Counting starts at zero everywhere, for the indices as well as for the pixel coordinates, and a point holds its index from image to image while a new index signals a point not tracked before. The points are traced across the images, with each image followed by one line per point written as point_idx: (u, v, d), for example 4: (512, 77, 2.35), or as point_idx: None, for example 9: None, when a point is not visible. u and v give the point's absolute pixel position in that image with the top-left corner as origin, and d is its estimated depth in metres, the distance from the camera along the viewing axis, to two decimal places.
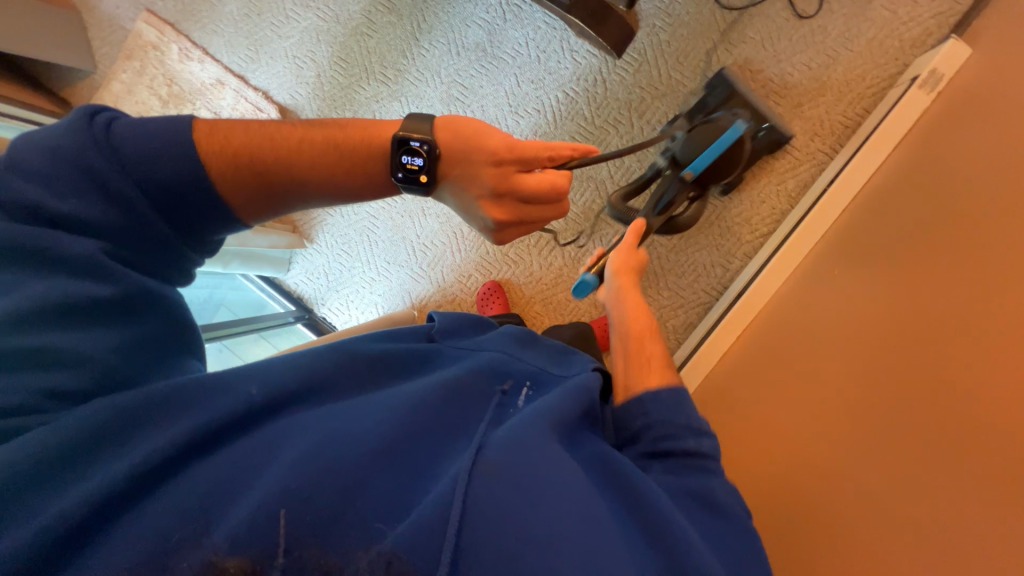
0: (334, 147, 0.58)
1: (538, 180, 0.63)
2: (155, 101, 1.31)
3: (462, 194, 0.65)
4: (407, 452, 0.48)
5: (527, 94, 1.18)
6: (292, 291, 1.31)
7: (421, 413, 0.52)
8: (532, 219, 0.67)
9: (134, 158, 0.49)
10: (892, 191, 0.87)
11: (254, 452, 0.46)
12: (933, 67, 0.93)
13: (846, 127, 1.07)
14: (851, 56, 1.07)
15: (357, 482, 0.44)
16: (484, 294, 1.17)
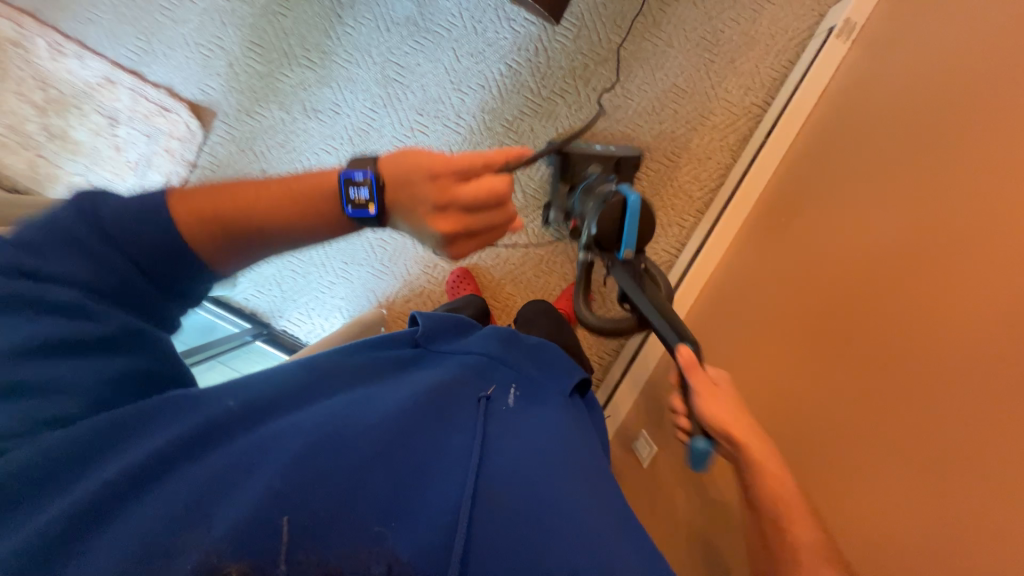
0: (313, 189, 0.49)
1: (476, 183, 0.48)
2: (29, 110, 1.09)
3: (406, 225, 0.50)
4: (406, 450, 0.46)
5: (468, 69, 1.13)
6: (243, 307, 1.22)
7: (418, 405, 0.50)
8: (486, 230, 0.51)
9: (105, 216, 0.43)
10: (822, 139, 0.94)
11: (244, 451, 0.42)
12: (849, 17, 0.99)
13: (775, 80, 1.13)
14: (774, 9, 1.11)
15: (355, 487, 0.41)
16: (453, 282, 1.15)
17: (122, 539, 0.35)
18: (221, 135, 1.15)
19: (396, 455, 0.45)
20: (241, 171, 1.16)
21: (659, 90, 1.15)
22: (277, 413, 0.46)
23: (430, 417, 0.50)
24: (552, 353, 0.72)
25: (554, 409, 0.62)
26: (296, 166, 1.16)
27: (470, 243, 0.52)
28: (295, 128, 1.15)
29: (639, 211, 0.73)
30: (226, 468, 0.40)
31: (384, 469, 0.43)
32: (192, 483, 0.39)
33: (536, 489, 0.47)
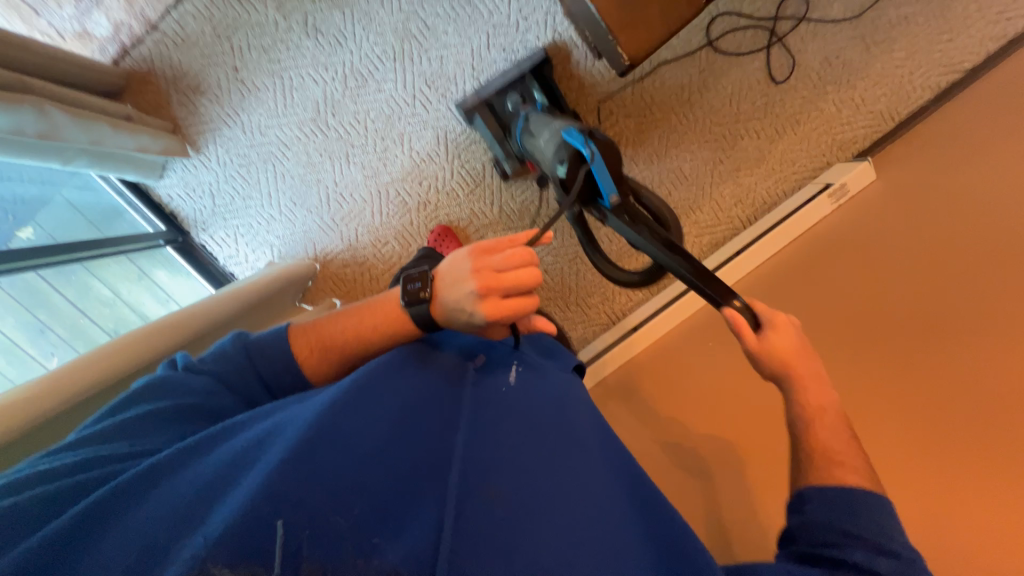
0: (359, 323, 0.61)
1: (507, 252, 0.55)
2: None
3: (449, 299, 0.55)
4: (410, 449, 0.45)
5: (495, 63, 1.04)
6: (164, 206, 1.09)
7: (412, 413, 0.48)
8: (519, 289, 0.54)
9: (262, 345, 0.58)
10: (774, 283, 0.97)
11: (241, 454, 0.42)
12: (845, 182, 1.04)
13: (765, 204, 1.17)
14: (793, 138, 1.15)
15: (352, 484, 0.39)
16: (435, 238, 1.09)
17: (123, 536, 0.35)
18: (196, 8, 0.99)
19: (398, 453, 0.44)
20: (207, 57, 1.01)
21: (663, 166, 1.15)
22: (279, 414, 0.47)
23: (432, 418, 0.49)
24: (552, 346, 0.74)
25: (563, 388, 0.63)
26: (273, 80, 1.03)
27: (511, 301, 0.54)
28: (287, 39, 1.01)
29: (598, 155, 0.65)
30: (223, 467, 0.41)
31: (383, 466, 0.42)
32: (189, 486, 0.39)
33: (544, 492, 0.45)
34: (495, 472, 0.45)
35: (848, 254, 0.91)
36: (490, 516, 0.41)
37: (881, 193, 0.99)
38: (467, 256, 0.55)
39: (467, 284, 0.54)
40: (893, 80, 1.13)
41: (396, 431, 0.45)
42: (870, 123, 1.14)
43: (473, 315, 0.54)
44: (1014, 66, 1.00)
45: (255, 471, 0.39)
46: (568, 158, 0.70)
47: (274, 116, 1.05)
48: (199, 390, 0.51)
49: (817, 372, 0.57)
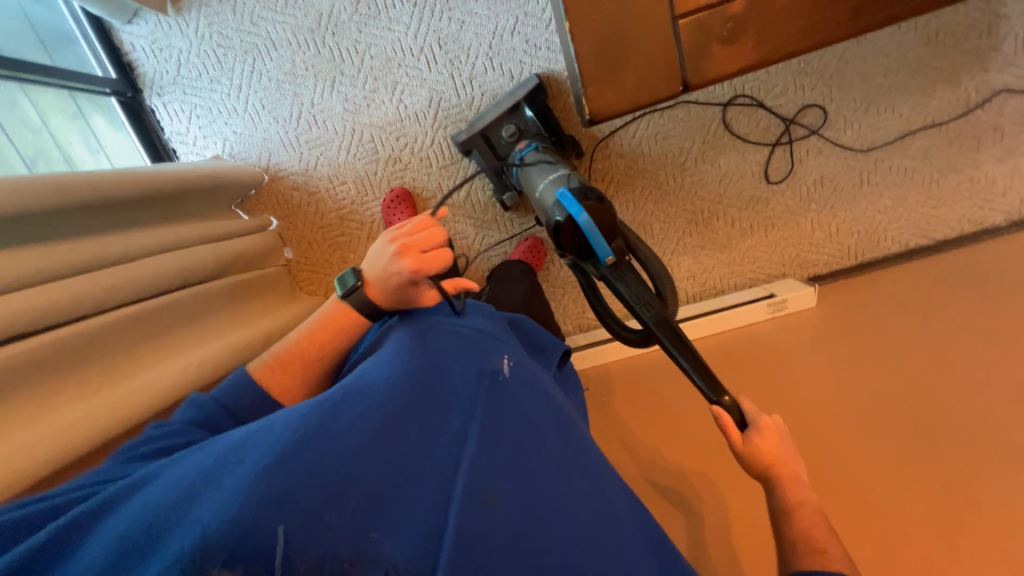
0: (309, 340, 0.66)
1: (414, 224, 0.63)
2: None
3: (381, 270, 0.61)
4: (394, 439, 0.45)
5: (512, 49, 1.00)
6: (124, 54, 1.02)
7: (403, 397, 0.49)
8: (430, 243, 0.61)
9: (230, 401, 0.61)
10: None
11: (223, 459, 0.44)
12: (786, 298, 1.07)
13: (714, 289, 1.20)
14: (763, 239, 1.17)
15: (344, 478, 0.41)
16: (392, 198, 1.06)
17: (104, 542, 0.40)
18: None
19: (384, 444, 0.44)
20: None
21: (636, 217, 1.15)
22: (263, 420, 0.48)
23: (416, 408, 0.48)
24: (536, 332, 0.75)
25: (545, 376, 0.66)
26: None
27: (433, 256, 0.60)
28: None
29: (593, 224, 0.70)
30: (211, 468, 0.43)
31: (368, 462, 0.42)
32: (165, 491, 0.43)
33: (536, 495, 0.45)
34: (489, 471, 0.45)
35: (754, 367, 0.95)
36: (483, 513, 0.41)
37: (811, 321, 1.03)
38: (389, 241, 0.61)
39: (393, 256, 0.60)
40: (873, 223, 1.16)
41: (380, 424, 0.45)
42: (834, 253, 1.17)
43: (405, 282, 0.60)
44: (974, 256, 1.05)
45: (237, 477, 0.41)
46: (563, 223, 0.72)
47: (273, 10, 0.99)
48: (170, 430, 0.56)
49: (799, 470, 0.58)
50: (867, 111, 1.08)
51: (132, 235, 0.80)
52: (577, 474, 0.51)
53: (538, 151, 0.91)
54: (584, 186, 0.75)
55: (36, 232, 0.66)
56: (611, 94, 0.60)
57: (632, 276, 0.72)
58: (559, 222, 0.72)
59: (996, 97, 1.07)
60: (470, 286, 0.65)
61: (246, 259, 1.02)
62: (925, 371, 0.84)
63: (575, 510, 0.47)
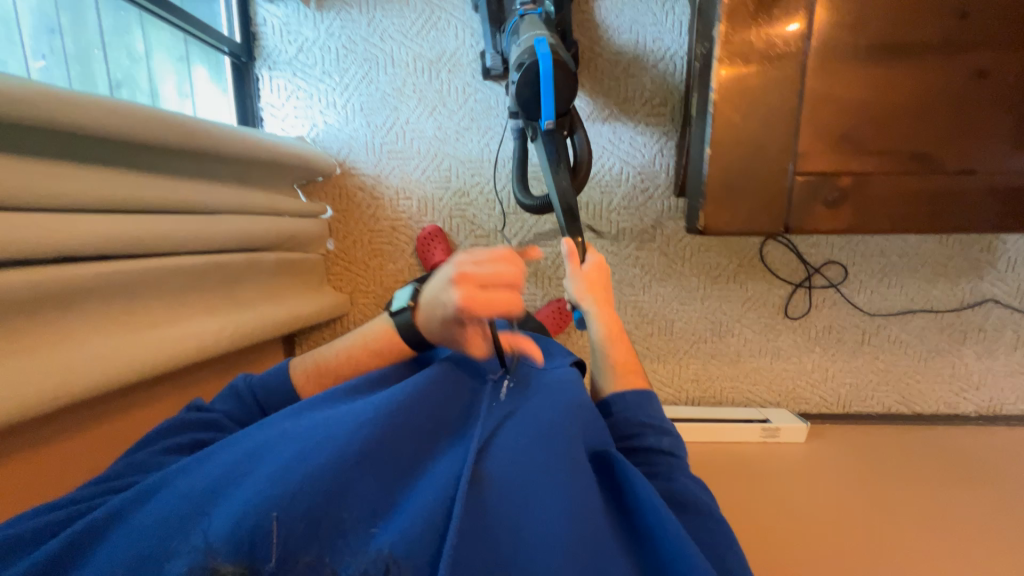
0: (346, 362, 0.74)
1: (484, 255, 0.63)
2: None
3: (439, 294, 0.65)
4: (389, 449, 0.53)
5: (599, 135, 1.13)
6: (252, 24, 1.08)
7: (398, 415, 0.56)
8: (491, 280, 0.60)
9: (270, 400, 0.70)
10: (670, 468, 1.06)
11: (229, 469, 0.50)
12: (779, 428, 1.14)
13: (711, 399, 1.27)
14: (766, 367, 1.25)
15: (349, 480, 0.48)
16: (427, 236, 1.12)
17: (124, 542, 0.45)
18: None
19: (379, 450, 0.52)
20: None
21: (661, 311, 1.22)
22: (265, 434, 0.55)
23: (407, 421, 0.56)
24: (548, 344, 0.81)
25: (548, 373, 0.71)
26: (425, 8, 1.06)
27: (492, 296, 0.60)
28: None
29: (551, 72, 0.83)
30: (224, 475, 0.50)
31: (367, 465, 0.50)
32: (177, 496, 0.48)
33: (514, 491, 0.50)
34: (473, 473, 0.51)
35: (735, 489, 1.03)
36: (467, 499, 0.49)
37: (794, 458, 1.11)
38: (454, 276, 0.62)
39: (454, 288, 0.61)
40: (863, 382, 1.26)
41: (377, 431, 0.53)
42: (824, 399, 1.27)
43: (459, 317, 0.63)
44: (942, 440, 1.17)
45: (245, 488, 0.47)
46: (525, 65, 0.84)
47: (403, 33, 1.07)
48: (217, 425, 0.66)
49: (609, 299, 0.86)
50: (880, 282, 1.22)
51: (227, 189, 0.86)
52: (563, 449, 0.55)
53: (539, 17, 0.92)
54: (558, 46, 0.87)
55: (129, 159, 0.70)
56: (723, 214, 0.64)
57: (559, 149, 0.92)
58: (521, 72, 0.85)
59: (984, 304, 1.22)
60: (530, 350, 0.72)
61: (296, 241, 1.03)
62: (884, 532, 0.92)
63: (555, 486, 0.51)
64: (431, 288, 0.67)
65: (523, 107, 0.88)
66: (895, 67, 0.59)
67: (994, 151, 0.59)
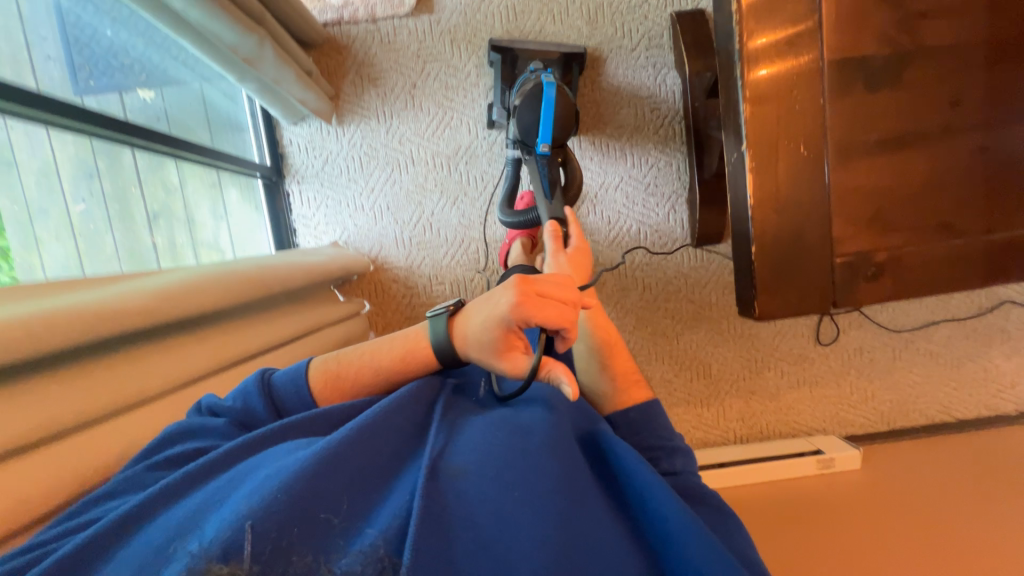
0: None
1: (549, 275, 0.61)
2: None
3: (486, 297, 0.59)
4: (369, 452, 0.48)
5: (614, 201, 1.20)
6: (281, 146, 1.16)
7: (382, 416, 0.52)
8: (551, 291, 0.56)
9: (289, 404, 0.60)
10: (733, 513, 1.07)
11: (212, 491, 0.44)
12: (834, 456, 1.16)
13: (759, 434, 1.29)
14: (808, 395, 1.29)
15: (331, 486, 0.43)
16: None
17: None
18: (416, 27, 1.11)
19: (358, 455, 0.47)
20: (399, 65, 1.12)
21: (698, 356, 1.25)
22: (251, 456, 0.50)
23: (389, 422, 0.52)
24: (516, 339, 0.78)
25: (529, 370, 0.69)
26: (438, 110, 1.14)
27: (548, 307, 0.55)
28: (469, 90, 1.14)
29: (553, 103, 0.93)
30: (206, 497, 0.44)
31: (345, 468, 0.45)
32: (162, 522, 0.42)
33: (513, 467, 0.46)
34: (459, 459, 0.47)
35: (805, 525, 1.02)
36: (452, 491, 0.44)
37: (855, 485, 1.12)
38: (510, 281, 0.57)
39: (509, 289, 0.56)
40: (903, 396, 1.29)
41: (356, 432, 0.49)
42: (869, 418, 1.29)
43: (502, 323, 0.55)
44: (998, 443, 1.18)
45: (226, 503, 0.42)
46: (529, 95, 0.94)
47: (419, 134, 1.15)
48: (218, 431, 0.56)
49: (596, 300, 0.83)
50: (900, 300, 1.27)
51: (303, 311, 0.95)
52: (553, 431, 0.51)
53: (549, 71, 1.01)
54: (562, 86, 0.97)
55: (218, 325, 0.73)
56: (775, 302, 0.60)
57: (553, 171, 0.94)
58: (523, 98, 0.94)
59: (1003, 305, 1.27)
60: (567, 376, 0.53)
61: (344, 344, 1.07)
62: (966, 548, 0.91)
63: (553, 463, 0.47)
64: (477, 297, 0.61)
65: (522, 131, 0.95)
66: (904, 154, 0.58)
67: (1013, 217, 0.60)
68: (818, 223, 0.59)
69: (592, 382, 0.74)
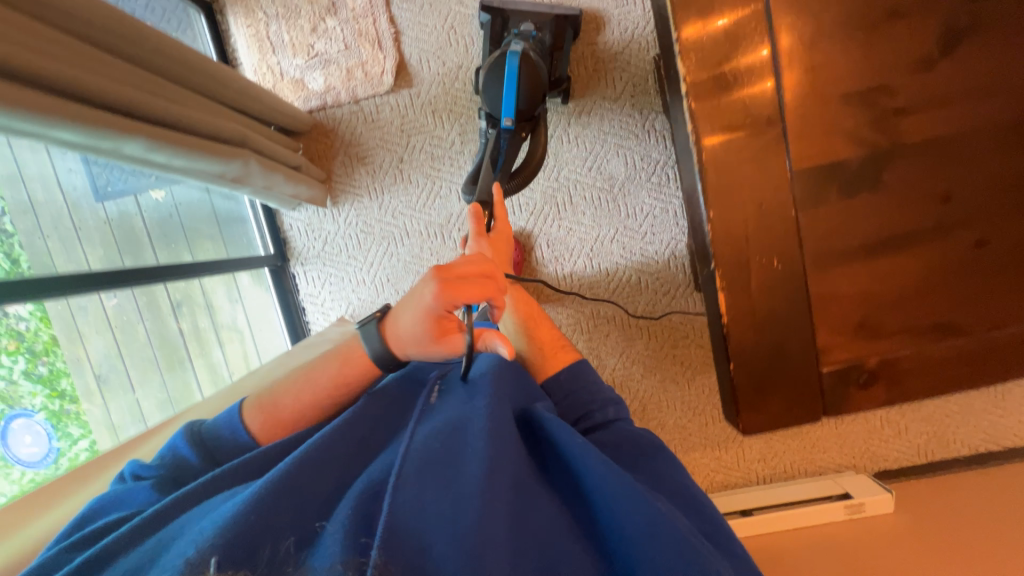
0: None
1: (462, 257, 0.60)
2: None
3: (407, 296, 0.58)
4: (308, 480, 0.50)
5: (610, 251, 1.17)
6: (282, 231, 1.21)
7: (323, 442, 0.54)
8: (469, 269, 0.56)
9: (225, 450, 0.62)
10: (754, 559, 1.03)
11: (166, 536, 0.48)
12: (863, 501, 1.08)
13: (783, 474, 1.26)
14: (833, 432, 1.24)
15: (265, 522, 0.45)
16: None
17: None
18: (397, 103, 1.13)
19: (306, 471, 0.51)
20: (385, 141, 1.14)
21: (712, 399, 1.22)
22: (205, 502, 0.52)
23: (327, 448, 0.54)
24: None
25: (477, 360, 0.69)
26: (426, 181, 1.15)
27: (468, 286, 0.55)
28: (455, 157, 1.14)
29: (517, 66, 0.88)
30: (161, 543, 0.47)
31: (285, 499, 0.48)
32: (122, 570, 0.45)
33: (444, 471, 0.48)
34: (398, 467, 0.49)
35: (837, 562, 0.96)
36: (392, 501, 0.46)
37: (895, 526, 1.03)
38: (427, 274, 0.57)
39: (426, 281, 0.56)
40: (939, 427, 1.22)
41: (293, 462, 0.51)
42: (903, 451, 1.23)
43: (429, 313, 0.55)
44: None
45: (180, 542, 0.45)
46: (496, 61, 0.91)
47: (411, 207, 1.16)
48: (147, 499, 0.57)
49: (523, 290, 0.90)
50: None
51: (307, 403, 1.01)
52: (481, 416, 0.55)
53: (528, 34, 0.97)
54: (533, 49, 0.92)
55: None
56: (760, 418, 0.58)
57: (515, 142, 0.94)
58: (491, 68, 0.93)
59: None
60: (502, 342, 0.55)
61: None
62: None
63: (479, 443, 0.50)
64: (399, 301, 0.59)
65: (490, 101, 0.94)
66: (891, 257, 0.55)
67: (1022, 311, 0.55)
68: (801, 337, 0.56)
69: (525, 353, 0.78)
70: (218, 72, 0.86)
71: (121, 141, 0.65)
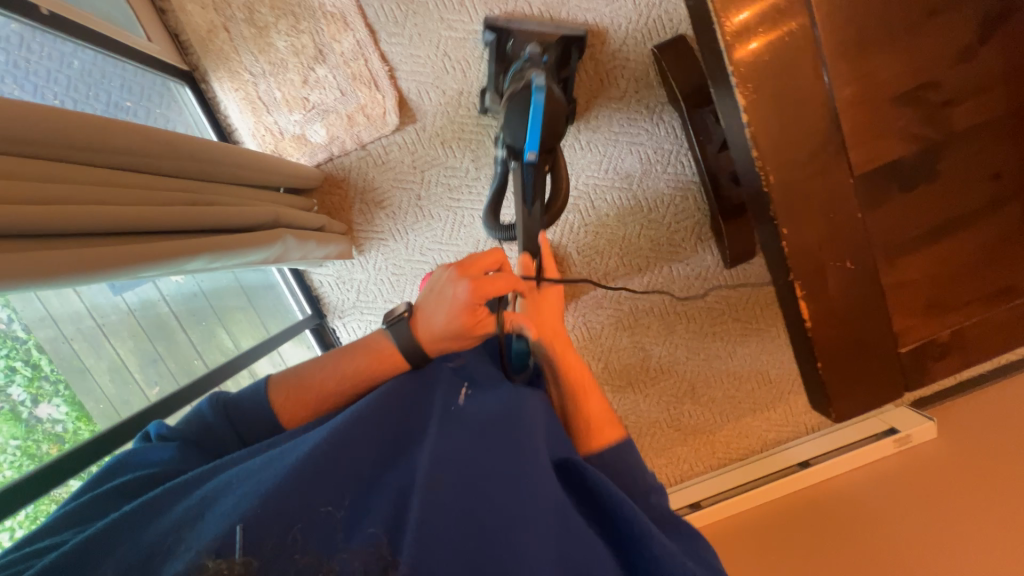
0: None
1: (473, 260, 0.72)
2: (276, 30, 1.05)
3: (434, 298, 0.69)
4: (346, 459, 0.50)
5: (639, 247, 1.20)
6: (313, 289, 1.21)
7: (362, 425, 0.54)
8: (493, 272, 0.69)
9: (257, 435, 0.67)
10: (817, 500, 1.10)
11: (197, 501, 0.48)
12: (909, 433, 1.14)
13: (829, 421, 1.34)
14: None
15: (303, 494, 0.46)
16: None
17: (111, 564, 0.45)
18: (404, 141, 1.11)
19: (339, 460, 0.50)
20: (399, 181, 1.13)
21: (754, 366, 1.28)
22: (230, 467, 0.53)
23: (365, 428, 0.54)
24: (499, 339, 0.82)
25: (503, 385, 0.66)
26: (448, 214, 1.14)
27: (495, 284, 0.67)
28: (472, 185, 1.13)
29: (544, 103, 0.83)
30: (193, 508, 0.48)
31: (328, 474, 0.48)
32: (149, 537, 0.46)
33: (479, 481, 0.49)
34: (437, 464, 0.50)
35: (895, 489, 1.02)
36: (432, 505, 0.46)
37: (939, 449, 1.09)
38: (456, 276, 0.68)
39: (457, 284, 0.67)
40: None
41: (333, 439, 0.51)
42: None
43: (464, 308, 0.65)
44: None
45: (217, 509, 0.46)
46: (520, 92, 0.86)
47: (437, 241, 1.15)
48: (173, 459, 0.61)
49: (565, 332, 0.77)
50: None
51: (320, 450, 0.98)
52: (537, 446, 0.54)
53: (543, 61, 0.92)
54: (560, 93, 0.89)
55: None
56: (854, 406, 0.61)
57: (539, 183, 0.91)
58: (513, 96, 0.87)
59: None
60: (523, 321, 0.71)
61: None
62: None
63: (538, 487, 0.49)
64: (428, 299, 0.69)
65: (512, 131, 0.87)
66: (949, 240, 0.59)
67: None
68: (881, 326, 0.60)
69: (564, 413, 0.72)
70: (214, 151, 0.84)
71: (182, 264, 0.70)
